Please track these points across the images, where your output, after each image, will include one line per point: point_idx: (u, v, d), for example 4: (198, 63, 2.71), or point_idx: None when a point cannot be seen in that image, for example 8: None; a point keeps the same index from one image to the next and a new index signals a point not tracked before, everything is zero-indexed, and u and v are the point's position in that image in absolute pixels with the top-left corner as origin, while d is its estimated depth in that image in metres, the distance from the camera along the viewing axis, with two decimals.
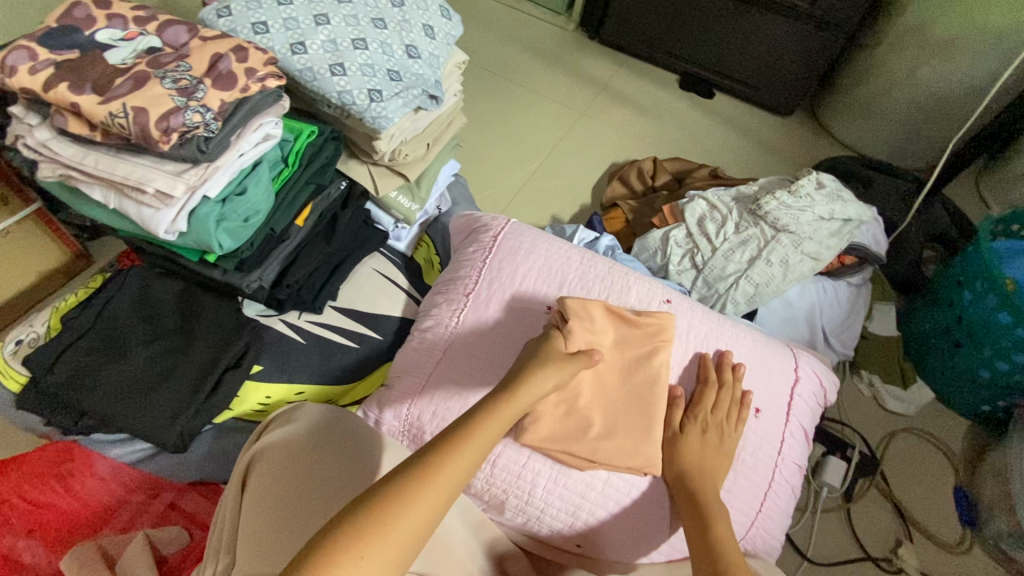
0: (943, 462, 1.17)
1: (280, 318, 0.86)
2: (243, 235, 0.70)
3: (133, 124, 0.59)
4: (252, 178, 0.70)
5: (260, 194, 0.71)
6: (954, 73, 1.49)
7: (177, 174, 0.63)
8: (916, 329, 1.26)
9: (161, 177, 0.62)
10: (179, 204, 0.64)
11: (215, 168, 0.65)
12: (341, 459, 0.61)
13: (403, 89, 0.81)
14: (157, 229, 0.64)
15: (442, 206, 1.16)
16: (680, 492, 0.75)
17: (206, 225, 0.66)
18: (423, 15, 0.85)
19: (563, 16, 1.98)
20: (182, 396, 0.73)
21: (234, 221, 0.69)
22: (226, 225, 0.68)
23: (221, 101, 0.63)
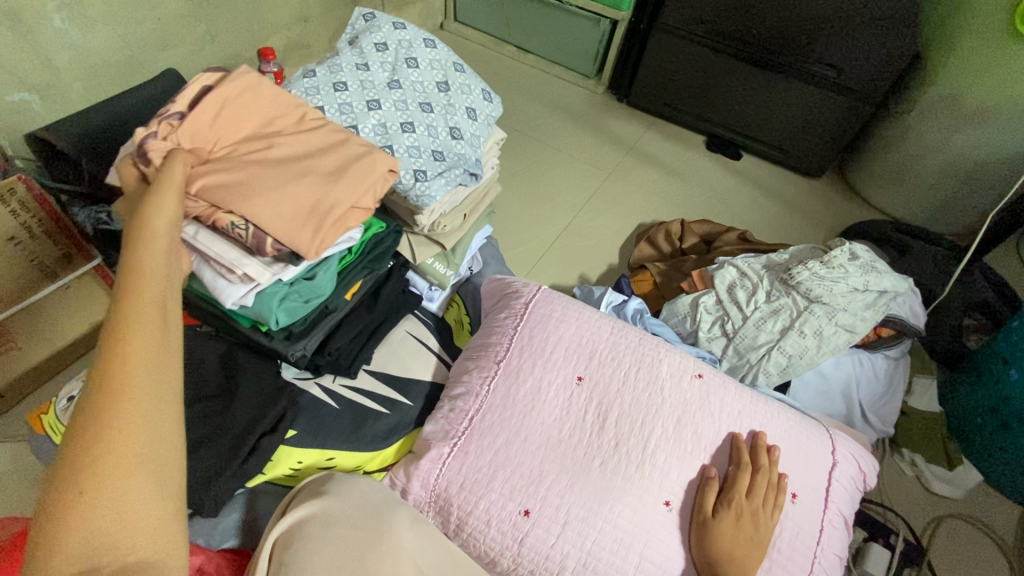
0: (995, 553, 1.10)
1: (315, 381, 0.88)
2: (299, 313, 0.74)
3: (250, 235, 0.64)
4: (323, 266, 0.74)
5: (326, 281, 0.75)
6: (990, 142, 1.48)
7: (267, 263, 0.67)
8: (958, 406, 1.22)
9: (252, 264, 0.66)
10: (256, 285, 0.67)
11: (302, 263, 0.69)
12: (361, 519, 0.71)
13: (446, 168, 0.86)
14: (226, 300, 0.66)
15: (474, 267, 1.21)
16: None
17: (270, 303, 0.69)
18: (466, 100, 0.91)
19: (592, 80, 2.07)
20: (219, 461, 0.74)
21: (294, 301, 0.73)
22: (288, 304, 0.72)
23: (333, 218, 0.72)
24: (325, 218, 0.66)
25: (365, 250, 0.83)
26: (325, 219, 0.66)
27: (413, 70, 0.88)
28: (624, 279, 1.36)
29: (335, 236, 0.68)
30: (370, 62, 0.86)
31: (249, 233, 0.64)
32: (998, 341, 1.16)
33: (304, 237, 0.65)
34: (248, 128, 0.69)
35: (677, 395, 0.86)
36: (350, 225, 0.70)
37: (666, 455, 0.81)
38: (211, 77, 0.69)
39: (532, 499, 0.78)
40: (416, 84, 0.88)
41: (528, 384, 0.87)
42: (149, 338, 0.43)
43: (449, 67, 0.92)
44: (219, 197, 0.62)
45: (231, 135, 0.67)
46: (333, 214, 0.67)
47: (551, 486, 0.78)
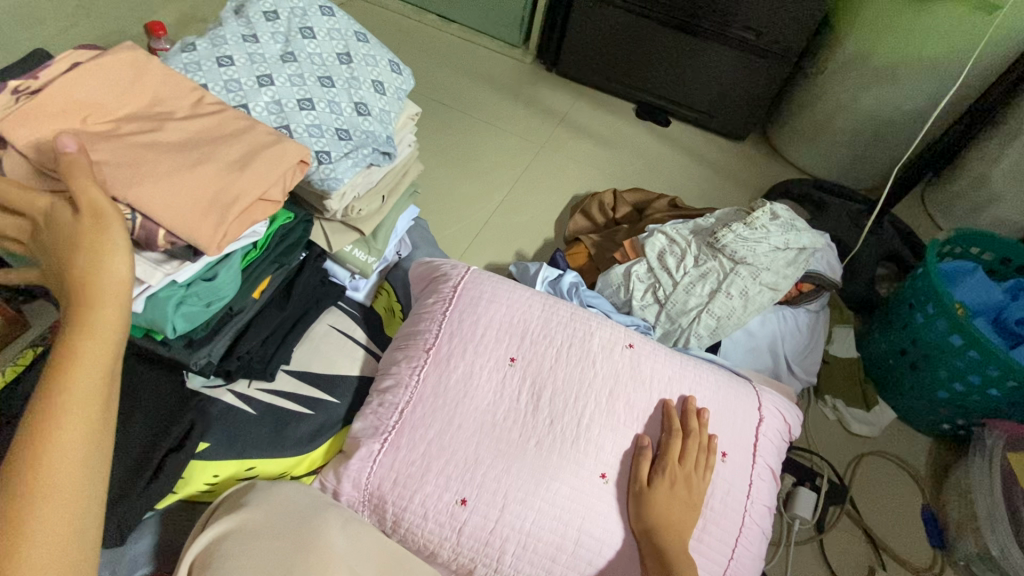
0: (910, 484, 1.19)
1: (229, 388, 0.81)
2: (200, 319, 0.67)
3: (139, 227, 0.57)
4: (224, 264, 0.68)
5: (230, 280, 0.69)
6: (894, 99, 1.56)
7: (158, 261, 0.61)
8: (873, 351, 1.31)
9: (140, 263, 0.59)
10: (144, 290, 0.61)
11: (201, 260, 0.63)
12: (290, 525, 0.67)
13: (353, 148, 0.79)
14: None
15: (402, 250, 1.15)
16: (647, 543, 0.74)
17: (163, 309, 0.62)
18: (372, 71, 0.84)
19: (520, 49, 2.01)
20: (119, 483, 0.67)
21: (195, 305, 0.66)
22: (186, 308, 0.65)
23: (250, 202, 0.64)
24: (233, 204, 0.61)
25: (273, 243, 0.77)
26: (232, 210, 0.60)
27: (310, 40, 0.81)
28: (559, 254, 1.35)
29: (241, 230, 0.62)
30: (258, 33, 0.79)
31: (137, 224, 0.57)
32: (906, 287, 1.23)
33: (207, 229, 0.59)
34: (130, 106, 0.64)
35: (611, 368, 0.86)
36: (256, 217, 0.65)
37: (600, 428, 0.81)
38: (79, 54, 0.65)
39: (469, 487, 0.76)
40: (313, 56, 0.80)
41: (460, 370, 0.84)
42: (81, 437, 0.43)
43: (350, 37, 0.84)
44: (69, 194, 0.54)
45: (112, 110, 0.62)
46: (242, 202, 0.61)
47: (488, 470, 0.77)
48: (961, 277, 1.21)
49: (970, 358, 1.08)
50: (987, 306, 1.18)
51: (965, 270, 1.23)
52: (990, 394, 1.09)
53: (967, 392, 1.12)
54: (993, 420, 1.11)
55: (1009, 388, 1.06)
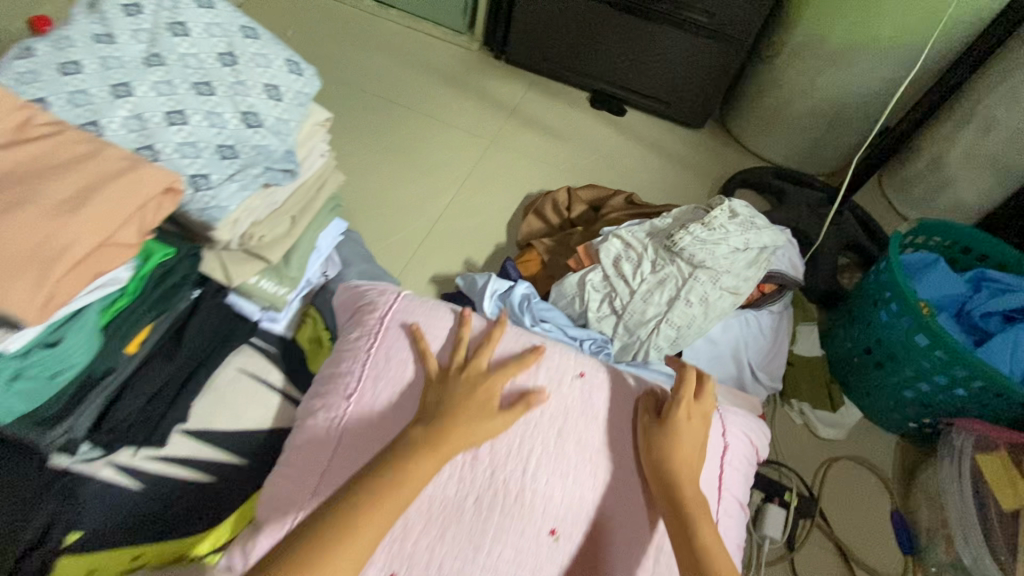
0: (879, 488, 1.15)
1: (109, 460, 0.69)
2: (45, 394, 0.57)
3: None
4: (73, 323, 0.55)
5: (84, 340, 0.56)
6: (851, 83, 1.50)
7: None
8: (838, 350, 1.27)
9: None
10: None
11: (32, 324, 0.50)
12: None
13: (240, 169, 0.66)
14: None
15: (329, 271, 1.03)
16: (665, 501, 0.70)
17: None
18: (264, 73, 0.70)
19: (465, 36, 1.87)
20: None
21: (34, 379, 0.55)
22: (22, 384, 0.54)
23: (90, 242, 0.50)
24: (58, 260, 0.48)
25: (150, 284, 0.65)
26: (57, 266, 0.48)
27: (182, 38, 0.67)
28: (509, 263, 1.24)
29: (77, 287, 0.50)
30: (115, 32, 0.65)
31: None
32: (869, 283, 1.19)
33: (22, 289, 0.47)
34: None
35: (556, 403, 0.79)
36: (100, 267, 0.52)
37: (545, 475, 0.74)
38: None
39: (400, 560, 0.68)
40: (187, 57, 0.67)
41: (389, 417, 0.75)
42: None
43: (235, 33, 0.70)
44: None
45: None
46: (71, 254, 0.49)
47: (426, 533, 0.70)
48: (925, 270, 1.17)
49: (935, 358, 1.04)
50: (949, 300, 1.14)
51: (928, 262, 1.19)
52: (956, 394, 1.05)
53: (933, 392, 1.08)
54: (958, 418, 1.08)
55: (975, 388, 1.02)
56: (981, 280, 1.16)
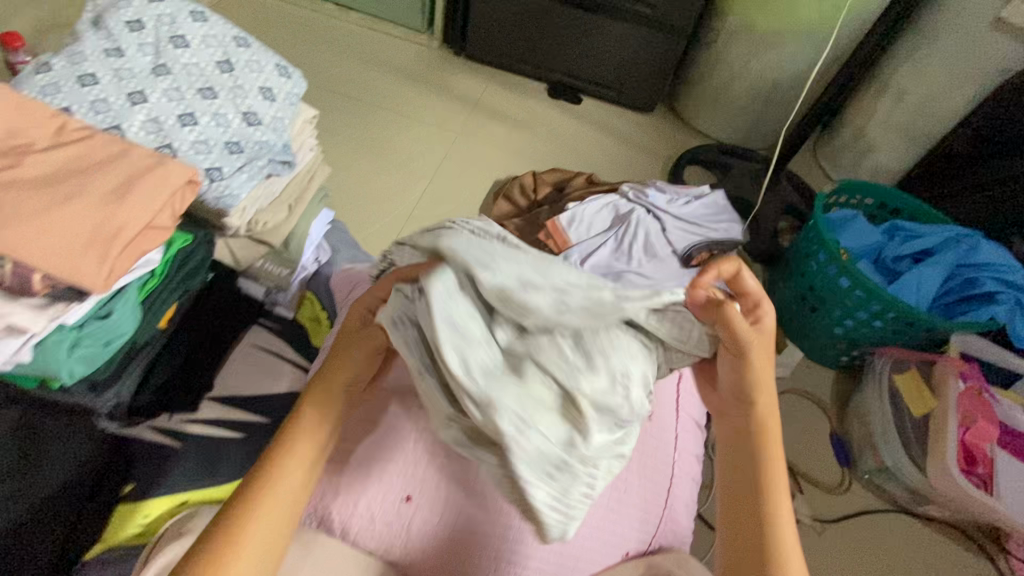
0: (820, 414, 1.32)
1: (150, 425, 0.77)
2: (100, 361, 0.64)
3: (10, 273, 0.54)
4: (117, 299, 0.64)
5: (128, 315, 0.65)
6: (780, 62, 1.67)
7: (40, 306, 0.57)
8: (780, 300, 1.43)
9: (20, 312, 0.56)
10: (25, 338, 0.57)
11: (88, 299, 0.60)
12: None
13: (246, 161, 0.76)
14: None
15: (321, 257, 1.08)
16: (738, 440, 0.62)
17: (55, 355, 0.59)
18: (259, 77, 0.80)
19: (425, 35, 1.97)
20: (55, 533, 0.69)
21: (92, 346, 0.63)
22: (82, 351, 0.62)
23: (139, 220, 0.59)
24: (116, 240, 0.57)
25: (172, 269, 0.74)
26: (116, 244, 0.57)
27: (183, 50, 0.76)
28: None
29: (129, 264, 0.59)
30: (124, 46, 0.73)
31: (7, 270, 0.54)
32: (803, 238, 1.33)
33: (90, 264, 0.56)
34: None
35: None
36: (147, 246, 0.61)
37: None
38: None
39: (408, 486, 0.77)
40: (190, 67, 0.75)
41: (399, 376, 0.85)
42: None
43: (228, 43, 0.80)
44: None
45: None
46: (124, 235, 0.58)
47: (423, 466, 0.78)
48: (845, 224, 1.32)
49: (857, 296, 1.20)
50: (869, 249, 1.29)
51: (847, 218, 1.33)
52: (875, 325, 1.22)
53: (857, 326, 1.25)
54: (882, 348, 1.25)
55: (890, 319, 1.19)
56: (894, 229, 1.32)
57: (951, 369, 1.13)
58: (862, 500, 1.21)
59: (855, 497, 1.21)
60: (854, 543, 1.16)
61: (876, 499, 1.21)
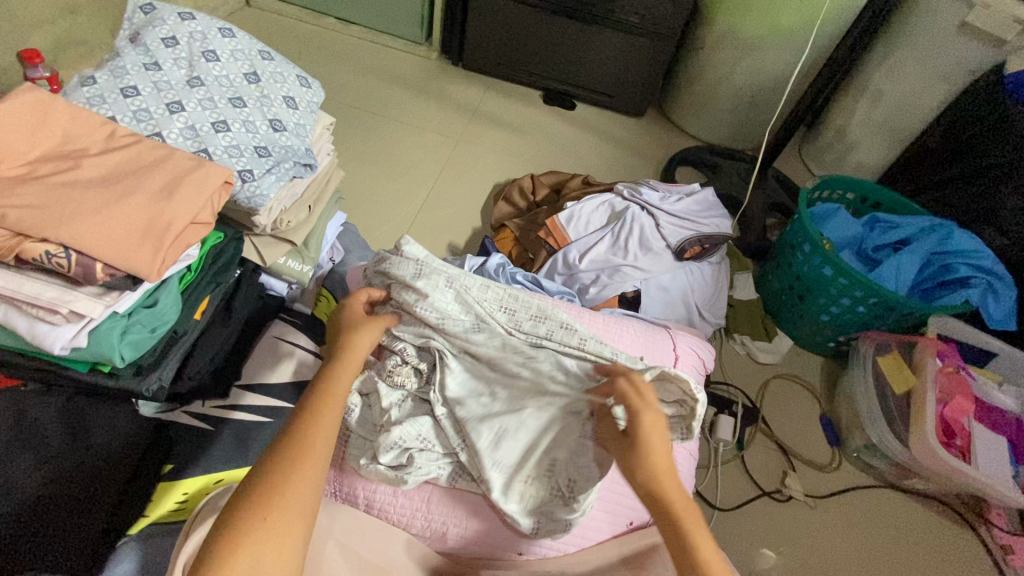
0: (810, 398, 1.39)
1: (184, 409, 0.85)
2: (148, 345, 0.70)
3: (75, 264, 0.60)
4: (162, 289, 0.70)
5: (171, 303, 0.71)
6: (763, 67, 1.75)
7: (97, 294, 0.63)
8: (769, 291, 1.50)
9: (80, 299, 0.62)
10: (82, 322, 0.63)
11: (138, 287, 0.66)
12: None
13: (274, 164, 0.83)
14: (52, 346, 0.62)
15: (334, 256, 1.16)
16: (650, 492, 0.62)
17: (109, 340, 0.65)
18: (282, 87, 0.87)
19: (424, 47, 2.05)
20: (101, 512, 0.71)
21: (139, 332, 0.68)
22: (131, 337, 0.67)
23: (185, 216, 0.66)
24: (166, 233, 0.63)
25: (207, 263, 0.80)
26: (166, 237, 0.63)
27: (214, 63, 0.83)
28: (488, 240, 1.43)
29: (177, 255, 0.65)
30: (160, 61, 0.80)
31: (72, 260, 0.60)
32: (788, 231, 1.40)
33: (145, 255, 0.62)
34: (41, 147, 0.66)
35: None
36: (192, 240, 0.68)
37: None
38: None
39: (402, 471, 0.80)
40: (220, 78, 0.83)
41: None
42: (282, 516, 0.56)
43: (254, 56, 0.87)
44: (25, 225, 0.59)
45: (23, 153, 0.64)
46: (173, 228, 0.64)
47: (424, 449, 0.81)
48: (829, 217, 1.40)
49: (840, 284, 1.27)
50: (851, 240, 1.37)
51: (830, 211, 1.41)
52: (859, 311, 1.29)
53: (842, 312, 1.32)
54: (865, 332, 1.32)
55: (872, 304, 1.26)
56: (875, 221, 1.40)
57: (929, 350, 1.21)
58: (851, 476, 1.28)
59: (845, 474, 1.28)
60: (845, 517, 1.22)
61: (865, 476, 1.28)
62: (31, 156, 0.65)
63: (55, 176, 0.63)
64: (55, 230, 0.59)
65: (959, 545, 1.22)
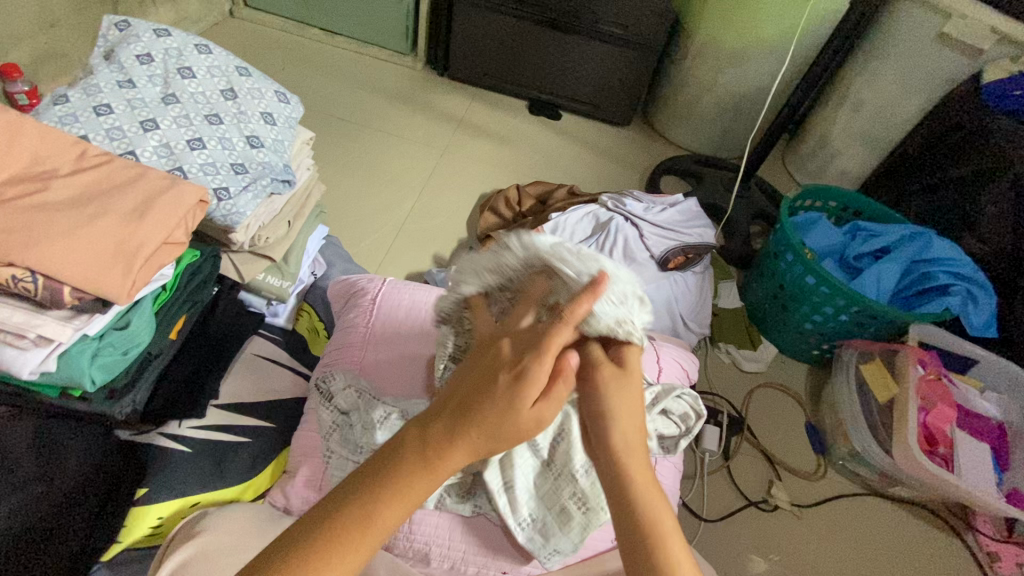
0: (795, 406, 1.40)
1: (160, 431, 0.81)
2: (120, 367, 0.69)
3: (43, 288, 0.59)
4: (135, 310, 0.69)
5: (144, 325, 0.70)
6: (746, 77, 1.77)
7: (66, 318, 0.62)
8: (754, 300, 1.51)
9: (48, 323, 0.61)
10: (50, 347, 0.62)
11: (109, 310, 0.65)
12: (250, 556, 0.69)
13: (252, 181, 0.82)
14: (20, 372, 0.60)
15: (317, 270, 1.15)
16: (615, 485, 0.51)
17: (78, 364, 0.63)
18: (260, 104, 0.87)
19: (409, 57, 2.05)
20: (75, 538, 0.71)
21: (111, 355, 0.67)
22: (102, 360, 0.66)
23: (156, 237, 0.65)
24: (137, 255, 0.63)
25: (182, 282, 0.79)
26: (137, 259, 0.63)
27: (190, 80, 0.82)
28: None
29: (149, 277, 0.65)
30: (134, 78, 0.79)
31: (40, 284, 0.59)
32: (771, 240, 1.41)
33: (115, 278, 0.61)
34: (9, 168, 0.65)
35: None
36: (164, 260, 0.67)
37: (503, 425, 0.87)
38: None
39: None
40: (196, 95, 0.82)
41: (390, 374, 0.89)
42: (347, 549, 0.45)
43: (231, 72, 0.86)
44: None
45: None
46: (144, 250, 0.63)
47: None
48: (811, 226, 1.41)
49: (822, 292, 1.28)
50: (833, 248, 1.38)
51: (812, 220, 1.42)
52: (842, 319, 1.30)
53: (825, 321, 1.33)
54: (847, 340, 1.33)
55: (854, 312, 1.27)
56: (856, 230, 1.41)
57: (911, 357, 1.22)
58: (837, 485, 1.28)
59: (830, 483, 1.28)
60: (832, 526, 1.23)
61: (851, 484, 1.29)
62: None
63: (23, 199, 0.62)
64: (21, 255, 0.58)
65: (944, 551, 1.22)
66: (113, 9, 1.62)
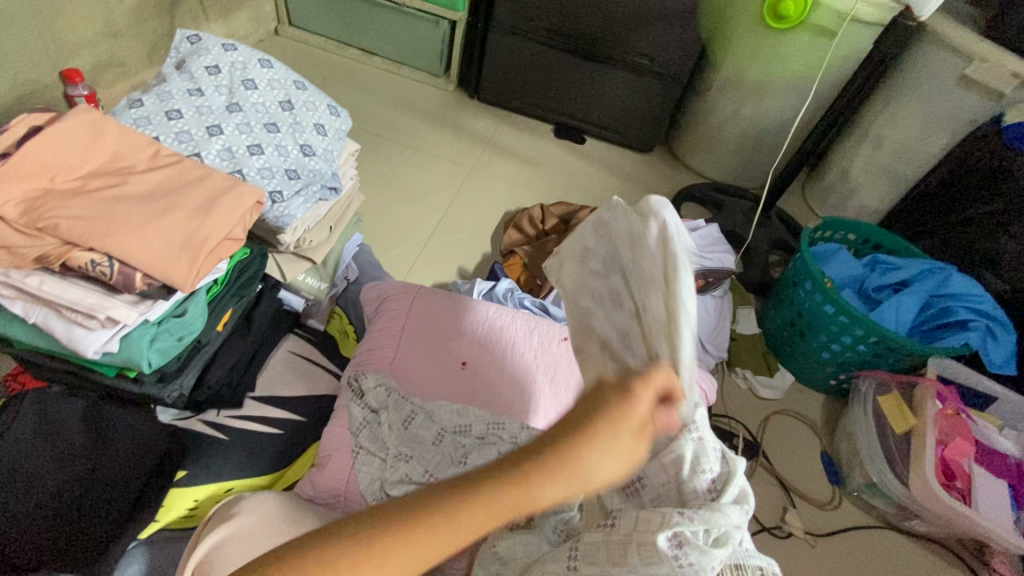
0: (811, 435, 1.40)
1: (199, 418, 0.87)
2: (174, 352, 0.73)
3: (116, 272, 0.64)
4: (191, 299, 0.74)
5: (198, 314, 0.74)
6: (769, 110, 1.81)
7: (133, 302, 0.67)
8: (771, 327, 1.52)
9: (116, 306, 0.65)
10: (114, 328, 0.66)
11: (171, 296, 0.69)
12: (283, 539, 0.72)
13: (302, 186, 0.88)
14: (86, 350, 0.65)
15: (349, 275, 1.19)
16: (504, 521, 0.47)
17: (139, 346, 0.68)
18: (312, 115, 0.93)
19: (442, 79, 2.14)
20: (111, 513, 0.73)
21: (167, 340, 0.72)
22: (159, 344, 0.71)
23: (221, 231, 0.70)
24: (201, 247, 0.68)
25: (231, 278, 0.83)
26: (202, 250, 0.67)
27: (252, 91, 0.89)
28: (497, 265, 1.48)
29: (210, 267, 0.69)
30: (203, 87, 0.86)
31: (114, 269, 0.64)
32: (790, 267, 1.44)
33: (182, 268, 0.66)
34: (91, 163, 0.71)
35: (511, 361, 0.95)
36: (223, 255, 0.71)
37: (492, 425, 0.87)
38: (39, 117, 0.73)
39: None
40: (257, 105, 0.88)
41: (412, 368, 0.93)
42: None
43: (289, 86, 0.93)
44: (76, 235, 0.63)
45: (76, 168, 0.69)
46: (208, 243, 0.68)
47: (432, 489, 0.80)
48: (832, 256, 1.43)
49: (841, 322, 1.29)
50: (853, 279, 1.40)
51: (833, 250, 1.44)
52: (860, 349, 1.31)
53: (843, 350, 1.34)
54: (863, 370, 1.34)
55: (872, 343, 1.28)
56: (876, 263, 1.43)
57: (929, 390, 1.22)
58: (852, 516, 1.28)
59: (845, 514, 1.28)
60: (845, 557, 1.22)
61: (865, 516, 1.28)
62: (81, 173, 0.70)
63: (102, 191, 0.68)
64: (100, 242, 0.63)
65: None
66: (170, 23, 1.72)
